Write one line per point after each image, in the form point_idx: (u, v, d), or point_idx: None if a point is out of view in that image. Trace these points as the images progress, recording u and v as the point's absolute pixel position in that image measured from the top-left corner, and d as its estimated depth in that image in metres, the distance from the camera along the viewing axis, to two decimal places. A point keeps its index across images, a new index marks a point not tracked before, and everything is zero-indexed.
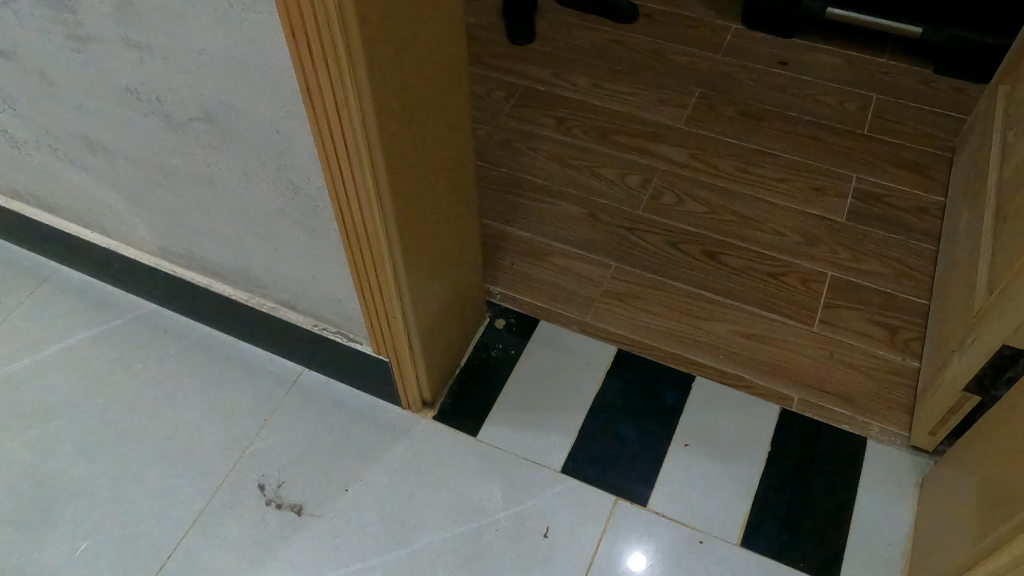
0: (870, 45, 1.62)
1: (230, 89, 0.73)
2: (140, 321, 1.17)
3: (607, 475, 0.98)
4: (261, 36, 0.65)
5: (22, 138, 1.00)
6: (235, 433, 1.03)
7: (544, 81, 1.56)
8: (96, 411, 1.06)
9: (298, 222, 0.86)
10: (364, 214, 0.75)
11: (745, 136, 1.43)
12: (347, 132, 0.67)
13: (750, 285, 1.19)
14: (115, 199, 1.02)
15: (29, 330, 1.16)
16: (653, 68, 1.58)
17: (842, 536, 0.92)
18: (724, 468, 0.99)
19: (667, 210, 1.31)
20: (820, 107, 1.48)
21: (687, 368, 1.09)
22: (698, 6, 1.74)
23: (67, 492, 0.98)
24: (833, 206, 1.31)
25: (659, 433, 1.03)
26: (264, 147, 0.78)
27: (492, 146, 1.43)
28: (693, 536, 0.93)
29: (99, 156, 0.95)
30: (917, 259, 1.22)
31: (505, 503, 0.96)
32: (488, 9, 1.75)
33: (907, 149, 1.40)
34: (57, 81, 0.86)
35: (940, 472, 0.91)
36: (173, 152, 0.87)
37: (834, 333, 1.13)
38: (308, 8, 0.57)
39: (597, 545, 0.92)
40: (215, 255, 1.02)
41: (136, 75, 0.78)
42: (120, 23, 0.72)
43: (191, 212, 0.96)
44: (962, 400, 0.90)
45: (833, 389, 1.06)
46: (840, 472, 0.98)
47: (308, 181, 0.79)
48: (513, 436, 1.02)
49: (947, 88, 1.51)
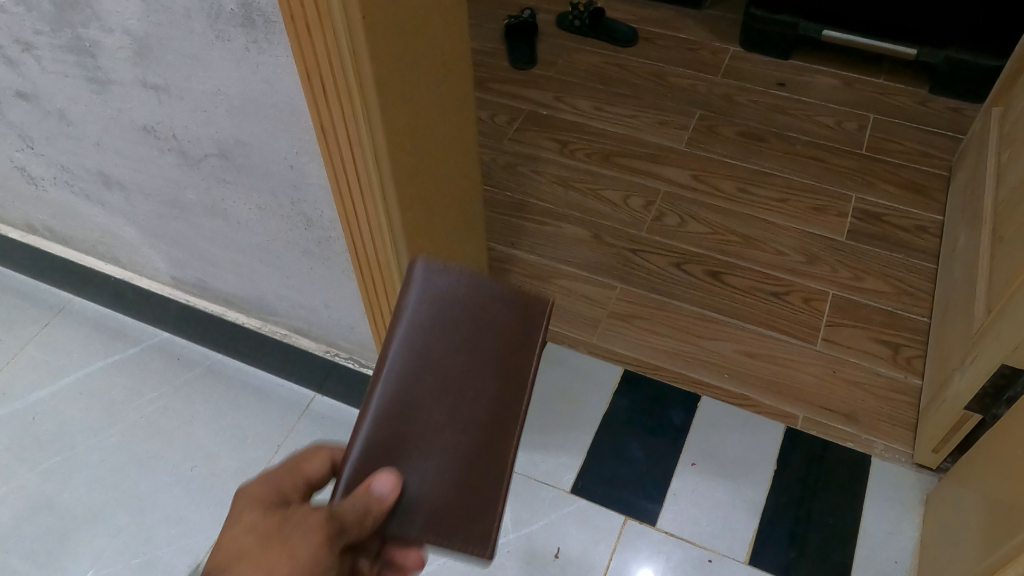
0: (866, 66, 1.65)
1: (246, 127, 0.75)
2: (153, 350, 1.19)
3: (616, 496, 1.00)
4: (275, 76, 0.67)
5: (41, 175, 1.03)
6: (249, 460, 1.05)
7: (547, 105, 1.59)
8: (111, 440, 1.08)
9: (311, 253, 0.88)
10: (377, 245, 0.77)
11: (745, 156, 1.46)
12: (359, 167, 0.69)
13: (753, 304, 1.21)
14: (130, 232, 1.05)
15: (45, 360, 1.18)
16: (653, 91, 1.60)
17: (848, 553, 0.94)
18: (731, 487, 1.00)
19: (670, 232, 1.33)
20: (818, 127, 1.51)
21: (693, 388, 1.11)
22: (695, 29, 1.77)
23: (85, 521, 1.00)
24: (834, 225, 1.33)
25: (667, 452, 1.04)
26: (279, 182, 0.80)
27: (497, 170, 1.45)
28: (703, 555, 0.94)
29: (115, 191, 0.97)
30: (917, 277, 1.24)
31: (517, 524, 0.97)
32: (490, 35, 1.78)
33: (905, 168, 1.42)
34: (76, 121, 0.88)
35: (947, 488, 0.92)
36: (188, 188, 0.89)
37: (836, 350, 1.15)
38: (322, 52, 0.59)
39: (608, 564, 0.93)
40: (229, 284, 1.05)
41: (154, 115, 0.80)
42: (139, 66, 0.75)
43: (205, 244, 0.98)
44: (964, 418, 0.91)
45: (837, 407, 1.08)
46: (845, 489, 1.00)
47: (321, 214, 0.81)
48: (523, 457, 1.04)
49: (943, 108, 1.54)
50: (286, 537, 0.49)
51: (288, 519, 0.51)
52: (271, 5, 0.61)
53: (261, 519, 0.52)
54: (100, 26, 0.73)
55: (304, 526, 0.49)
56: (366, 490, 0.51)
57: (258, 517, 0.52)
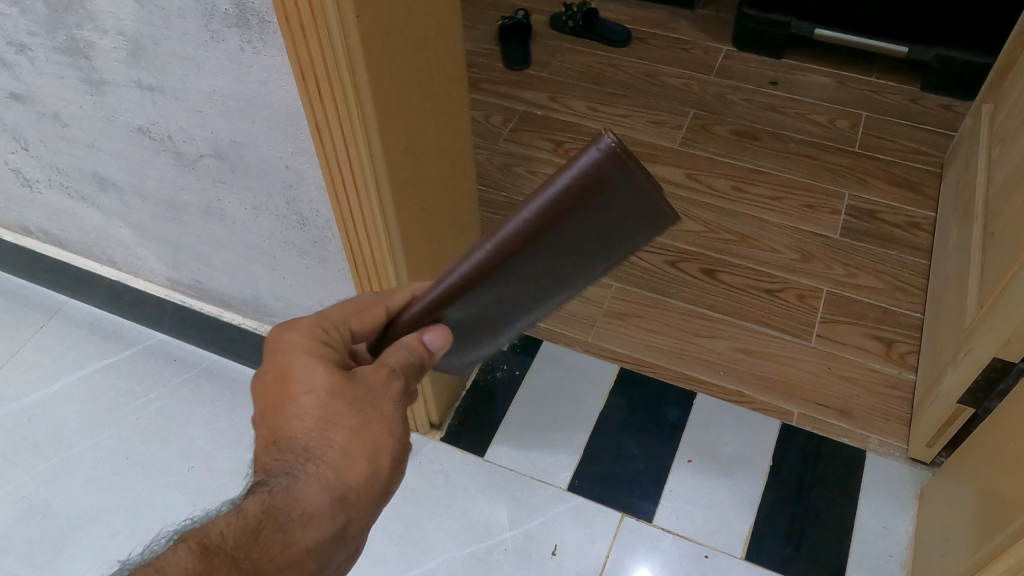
0: (857, 64, 1.65)
1: (240, 127, 0.75)
2: (150, 352, 1.19)
3: (612, 493, 1.00)
4: (271, 77, 0.67)
5: (35, 178, 1.03)
6: (245, 460, 1.05)
7: (541, 105, 1.59)
8: (107, 443, 1.08)
9: (306, 253, 0.89)
10: (372, 243, 0.78)
11: (739, 155, 1.46)
12: (355, 168, 0.69)
13: (748, 301, 1.22)
14: (126, 233, 1.05)
15: (41, 363, 1.18)
16: (647, 90, 1.61)
17: (844, 548, 0.94)
18: (727, 484, 1.01)
19: (665, 230, 1.33)
20: (812, 126, 1.52)
21: (689, 385, 1.12)
22: (688, 29, 1.78)
23: (80, 523, 1.00)
24: (828, 222, 1.34)
25: (662, 449, 1.05)
26: (275, 181, 0.80)
27: (492, 170, 1.46)
28: (699, 551, 0.94)
29: (110, 193, 0.98)
30: (911, 274, 1.25)
31: (514, 522, 0.98)
32: (484, 36, 1.79)
33: (897, 165, 1.43)
34: (71, 123, 0.88)
35: (940, 482, 0.93)
36: (183, 189, 0.89)
37: (831, 347, 1.15)
38: (317, 53, 0.60)
39: (605, 560, 0.94)
40: (225, 284, 1.05)
41: (148, 115, 0.81)
42: (133, 67, 0.75)
43: (201, 244, 0.99)
44: (957, 411, 0.92)
45: (832, 403, 1.09)
46: (840, 485, 1.00)
47: (317, 213, 0.82)
48: (520, 455, 1.04)
49: (935, 105, 1.55)
50: (300, 371, 0.52)
51: (290, 357, 0.53)
52: (265, 5, 0.61)
53: (266, 379, 0.54)
54: (95, 26, 0.73)
55: (314, 361, 0.52)
56: (417, 340, 0.54)
57: (265, 377, 0.54)
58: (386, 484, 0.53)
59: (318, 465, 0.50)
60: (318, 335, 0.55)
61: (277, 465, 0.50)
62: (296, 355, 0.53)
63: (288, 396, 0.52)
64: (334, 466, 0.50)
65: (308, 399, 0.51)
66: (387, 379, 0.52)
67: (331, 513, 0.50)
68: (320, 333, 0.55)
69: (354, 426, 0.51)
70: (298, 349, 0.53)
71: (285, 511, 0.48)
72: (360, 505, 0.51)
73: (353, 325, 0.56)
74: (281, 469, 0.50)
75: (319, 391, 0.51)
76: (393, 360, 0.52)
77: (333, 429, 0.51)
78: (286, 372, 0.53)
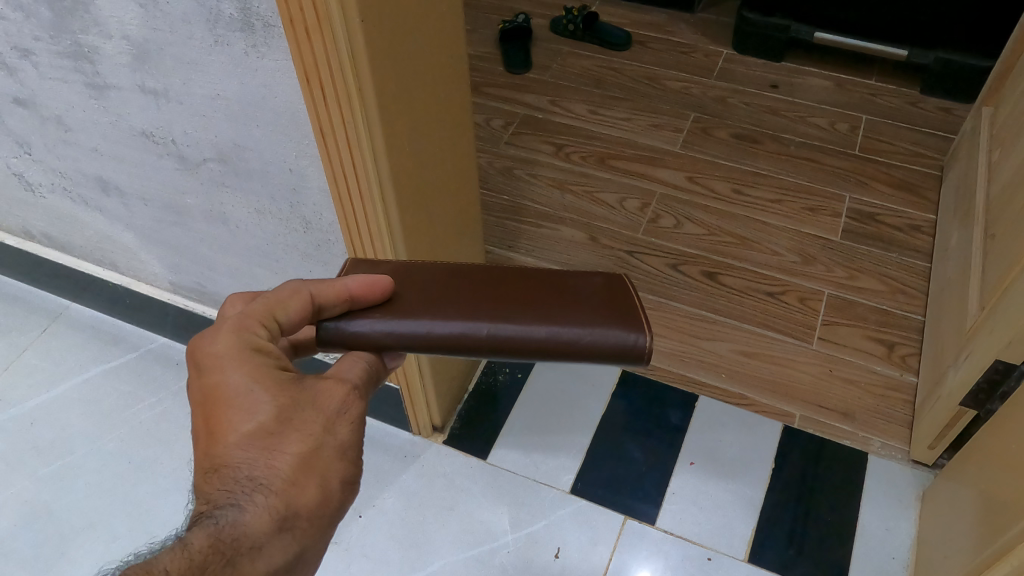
0: (857, 67, 1.66)
1: (244, 131, 0.75)
2: (152, 356, 1.19)
3: (614, 496, 1.00)
4: (274, 80, 0.68)
5: (38, 182, 1.03)
6: None
7: (542, 109, 1.60)
8: (108, 447, 1.08)
9: (309, 256, 0.89)
10: (376, 246, 0.78)
11: (739, 159, 1.47)
12: (358, 171, 0.69)
13: (749, 304, 1.22)
14: (129, 237, 1.05)
15: (43, 367, 1.18)
16: (648, 94, 1.62)
17: (846, 550, 0.94)
18: (729, 486, 1.01)
19: (666, 233, 1.34)
20: (812, 129, 1.52)
21: (691, 388, 1.12)
22: (688, 32, 1.78)
23: (81, 527, 1.00)
24: (829, 225, 1.34)
25: (664, 451, 1.05)
26: (278, 185, 0.80)
27: (493, 174, 1.46)
28: (703, 553, 0.94)
29: (113, 197, 0.98)
30: (911, 276, 1.25)
31: (516, 526, 0.98)
32: (485, 40, 1.79)
33: (898, 168, 1.43)
34: (74, 127, 0.89)
35: (942, 485, 0.93)
36: (186, 193, 0.90)
37: (832, 350, 1.15)
38: (323, 57, 0.60)
39: (608, 563, 0.94)
40: (228, 287, 1.05)
41: (152, 120, 0.81)
42: (137, 71, 0.75)
43: (204, 248, 0.99)
44: (959, 414, 0.92)
45: (834, 405, 1.09)
46: (843, 487, 1.00)
47: (320, 217, 0.82)
48: (523, 458, 1.05)
49: (935, 108, 1.55)
50: (238, 396, 0.51)
51: (222, 376, 0.52)
52: (270, 9, 0.61)
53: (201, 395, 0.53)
54: (99, 31, 0.73)
55: (250, 381, 0.52)
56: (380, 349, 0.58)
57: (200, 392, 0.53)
58: (338, 506, 0.53)
59: (263, 493, 0.49)
60: (247, 340, 0.53)
61: (223, 492, 0.49)
62: (229, 372, 0.52)
63: (226, 420, 0.51)
64: (286, 488, 0.50)
65: (248, 425, 0.51)
66: (342, 399, 0.54)
67: (279, 540, 0.50)
68: (248, 338, 0.53)
69: (302, 451, 0.51)
70: (230, 366, 0.52)
71: (231, 544, 0.48)
72: (311, 531, 0.51)
73: (279, 317, 0.54)
74: (239, 489, 0.49)
75: (261, 416, 0.51)
76: (354, 376, 0.55)
77: (278, 455, 0.50)
78: (219, 391, 0.52)
